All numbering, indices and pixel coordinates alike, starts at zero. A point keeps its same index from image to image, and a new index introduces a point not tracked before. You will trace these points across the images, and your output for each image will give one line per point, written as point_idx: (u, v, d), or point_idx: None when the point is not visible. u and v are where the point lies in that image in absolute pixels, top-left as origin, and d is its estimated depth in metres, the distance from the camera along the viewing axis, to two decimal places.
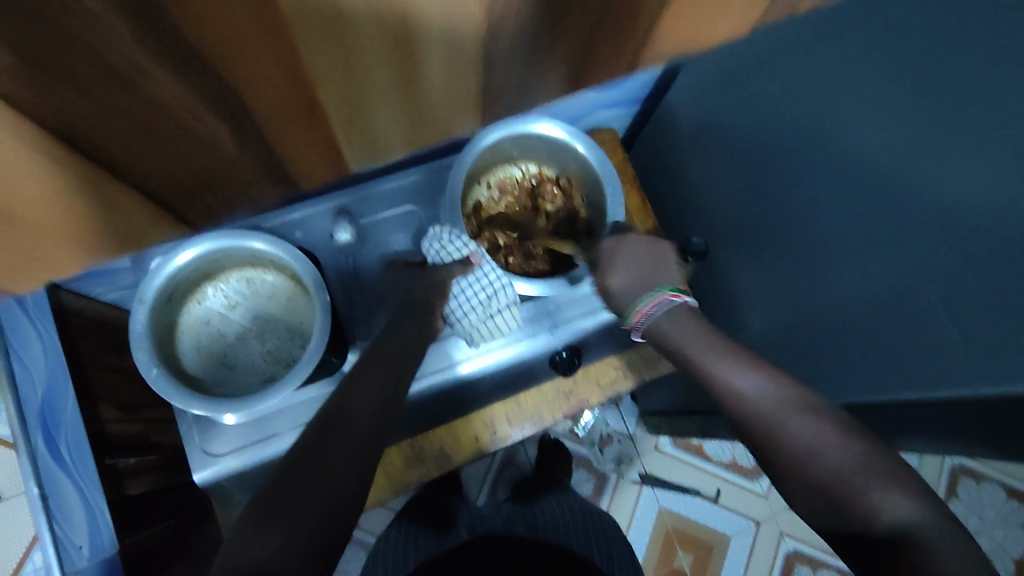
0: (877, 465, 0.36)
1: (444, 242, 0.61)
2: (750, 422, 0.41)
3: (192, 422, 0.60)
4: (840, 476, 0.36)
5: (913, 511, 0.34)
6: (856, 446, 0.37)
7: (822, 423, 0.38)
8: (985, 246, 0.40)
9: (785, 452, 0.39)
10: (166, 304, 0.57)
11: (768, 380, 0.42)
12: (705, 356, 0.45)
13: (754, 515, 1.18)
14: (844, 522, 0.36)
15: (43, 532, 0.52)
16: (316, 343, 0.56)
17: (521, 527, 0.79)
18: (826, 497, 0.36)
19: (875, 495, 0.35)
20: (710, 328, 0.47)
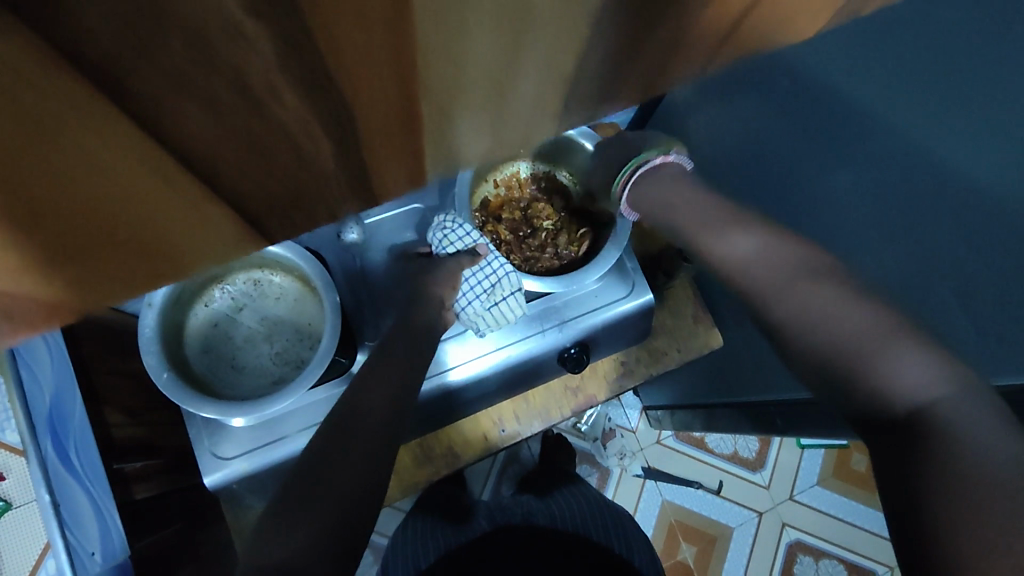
0: (893, 335, 0.36)
1: (447, 230, 0.61)
2: (757, 289, 0.47)
3: (202, 426, 0.60)
4: (847, 340, 0.38)
5: (927, 373, 0.34)
6: (879, 315, 0.38)
7: (827, 288, 0.41)
8: (998, 241, 0.40)
9: (786, 316, 0.43)
10: (174, 307, 0.55)
11: (765, 245, 0.49)
12: (693, 216, 0.56)
13: (756, 506, 1.19)
14: (851, 397, 0.37)
15: (57, 540, 0.50)
16: (327, 344, 0.56)
17: (539, 518, 0.79)
18: (831, 364, 0.38)
19: (882, 357, 0.36)
20: (698, 190, 0.58)
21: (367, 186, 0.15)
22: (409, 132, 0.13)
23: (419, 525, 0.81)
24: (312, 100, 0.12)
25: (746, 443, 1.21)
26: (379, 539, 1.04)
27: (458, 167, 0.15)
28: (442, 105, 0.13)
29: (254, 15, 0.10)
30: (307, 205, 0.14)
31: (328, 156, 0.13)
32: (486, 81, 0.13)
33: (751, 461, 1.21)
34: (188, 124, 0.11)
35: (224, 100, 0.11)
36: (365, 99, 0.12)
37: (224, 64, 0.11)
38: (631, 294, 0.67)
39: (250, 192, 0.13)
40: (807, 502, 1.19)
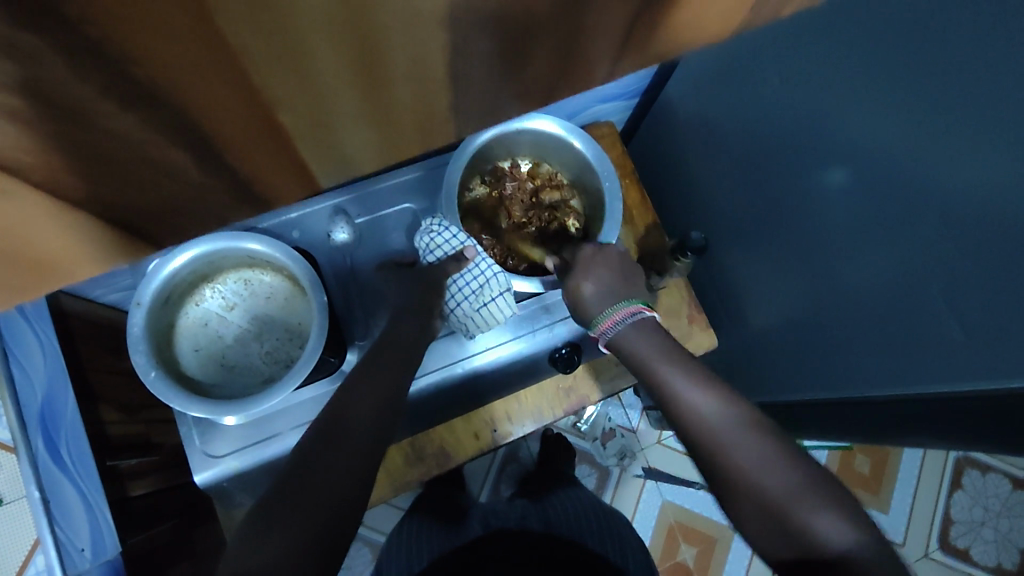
0: (815, 493, 0.37)
1: (434, 234, 0.60)
2: (692, 438, 0.42)
3: (193, 424, 0.60)
4: (783, 504, 0.37)
5: (857, 540, 0.35)
6: (800, 476, 0.38)
7: (760, 445, 0.39)
8: (992, 245, 0.39)
9: (721, 480, 0.40)
10: (163, 306, 0.57)
11: (716, 400, 0.43)
12: (661, 366, 0.46)
13: None
14: (785, 539, 0.37)
15: (46, 538, 0.50)
16: (314, 344, 0.56)
17: (532, 521, 0.79)
18: (774, 517, 0.38)
19: (814, 519, 0.36)
20: (666, 337, 0.48)
21: (247, 180, 0.16)
22: (271, 135, 0.14)
23: (414, 524, 0.83)
24: (151, 118, 0.13)
25: None
26: (375, 535, 1.04)
27: (349, 161, 0.16)
28: (300, 104, 0.14)
29: (37, 35, 0.11)
30: (182, 208, 0.16)
31: (187, 162, 0.14)
32: (314, 94, 0.14)
33: None
34: (16, 142, 0.12)
35: (49, 116, 0.12)
36: (208, 106, 0.13)
37: (32, 80, 0.11)
38: None
39: (113, 201, 0.15)
40: None
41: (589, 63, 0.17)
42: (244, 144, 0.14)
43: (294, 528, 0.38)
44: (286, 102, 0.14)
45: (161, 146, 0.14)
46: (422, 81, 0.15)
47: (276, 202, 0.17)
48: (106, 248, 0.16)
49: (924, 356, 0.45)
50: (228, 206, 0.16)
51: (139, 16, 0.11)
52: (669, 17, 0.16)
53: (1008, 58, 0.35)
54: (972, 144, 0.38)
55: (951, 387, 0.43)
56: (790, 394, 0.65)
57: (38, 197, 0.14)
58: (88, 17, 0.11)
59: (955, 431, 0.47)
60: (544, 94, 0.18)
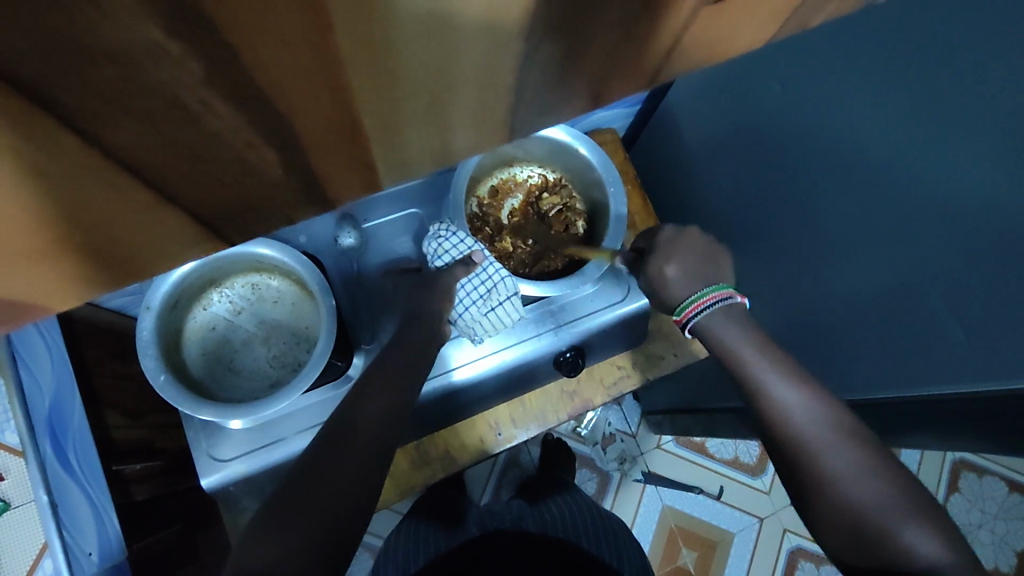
0: (907, 506, 0.38)
1: (442, 239, 0.60)
2: (786, 436, 0.43)
3: (200, 428, 0.60)
4: (868, 513, 0.38)
5: (947, 554, 0.36)
6: (889, 486, 0.39)
7: (858, 454, 0.40)
8: (993, 250, 0.39)
9: (809, 483, 0.41)
10: (173, 310, 0.57)
11: (814, 401, 0.43)
12: (755, 361, 0.46)
13: (757, 512, 1.19)
14: (867, 549, 0.38)
15: (53, 540, 0.51)
16: (322, 348, 0.57)
17: (529, 523, 0.80)
18: (855, 525, 0.39)
19: (902, 531, 0.37)
20: (757, 332, 0.48)
21: (317, 178, 0.16)
22: (348, 132, 0.15)
23: (413, 525, 0.81)
24: (242, 113, 0.14)
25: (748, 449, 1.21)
26: (373, 540, 1.04)
27: (409, 162, 0.17)
28: (377, 103, 0.15)
29: (163, 31, 0.11)
30: (253, 203, 0.16)
31: (270, 159, 0.15)
32: (393, 96, 0.15)
33: (751, 466, 1.21)
34: (122, 137, 0.13)
35: (152, 110, 0.13)
36: (296, 102, 0.14)
37: (146, 77, 0.12)
38: (628, 298, 0.67)
39: (193, 197, 0.15)
40: None
41: (616, 70, 0.17)
42: (318, 139, 0.15)
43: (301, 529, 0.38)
44: (369, 99, 0.14)
45: (245, 142, 0.14)
46: (489, 87, 0.15)
47: (331, 204, 0.18)
48: (171, 245, 0.16)
49: (925, 359, 0.46)
50: (284, 205, 0.17)
51: (259, 19, 0.12)
52: (692, 28, 0.17)
53: (1007, 68, 0.36)
54: (970, 150, 0.39)
55: (951, 390, 0.44)
56: None
57: (129, 193, 0.14)
58: (213, 13, 0.11)
59: (956, 432, 0.48)
60: (577, 98, 0.18)
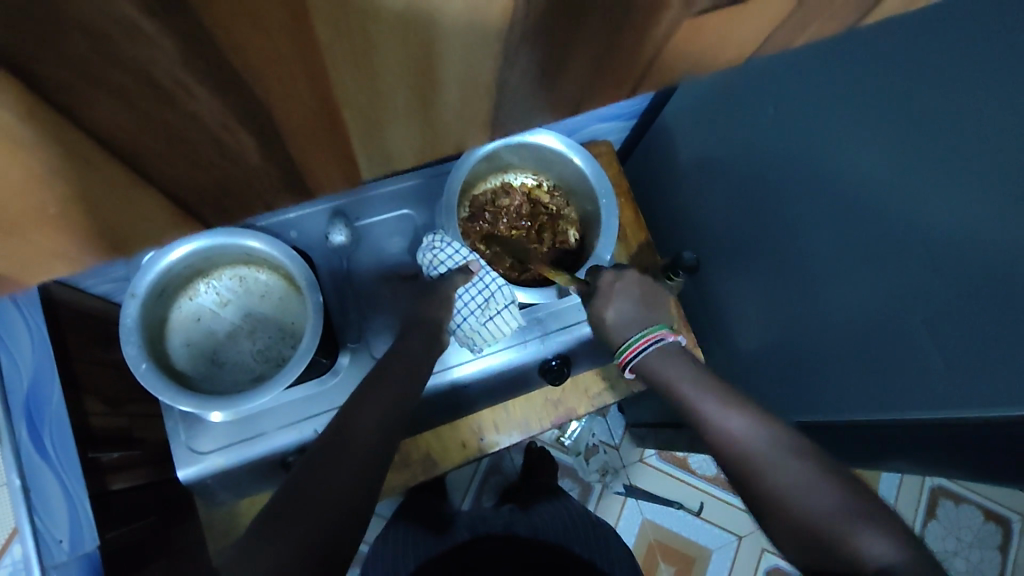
0: (858, 511, 0.36)
1: (438, 250, 0.60)
2: (737, 461, 0.42)
3: (180, 419, 0.60)
4: (819, 520, 0.37)
5: (901, 553, 0.33)
6: (840, 493, 0.38)
7: (806, 465, 0.39)
8: (977, 280, 0.40)
9: (766, 502, 0.39)
10: (159, 299, 0.57)
11: (760, 424, 0.43)
12: (698, 394, 0.46)
13: (736, 529, 1.19)
14: (828, 561, 0.36)
15: (24, 525, 0.49)
16: (307, 344, 0.56)
17: (518, 529, 0.79)
18: (812, 541, 0.37)
19: (854, 536, 0.35)
20: (701, 369, 0.48)
21: (296, 159, 0.21)
22: (325, 123, 0.19)
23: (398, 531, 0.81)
24: (223, 100, 0.17)
25: None
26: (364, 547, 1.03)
27: (386, 149, 0.22)
28: (354, 102, 0.19)
29: (149, 17, 0.14)
30: (226, 177, 0.21)
31: (248, 142, 0.19)
32: (371, 94, 0.19)
33: (732, 483, 1.21)
34: (108, 112, 0.16)
35: (139, 89, 0.16)
36: (271, 94, 0.18)
37: (135, 62, 0.15)
38: None
39: (172, 165, 0.19)
40: None
41: None
42: (299, 126, 0.19)
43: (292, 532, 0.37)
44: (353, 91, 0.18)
45: (225, 126, 0.18)
46: (452, 92, 0.20)
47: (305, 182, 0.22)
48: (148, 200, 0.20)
49: (905, 384, 0.46)
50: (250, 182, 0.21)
51: (247, 22, 0.15)
52: None
53: (999, 102, 0.37)
54: (958, 180, 0.40)
55: (928, 416, 0.44)
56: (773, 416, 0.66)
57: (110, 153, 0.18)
58: (203, 18, 0.15)
59: (932, 458, 0.48)
60: None
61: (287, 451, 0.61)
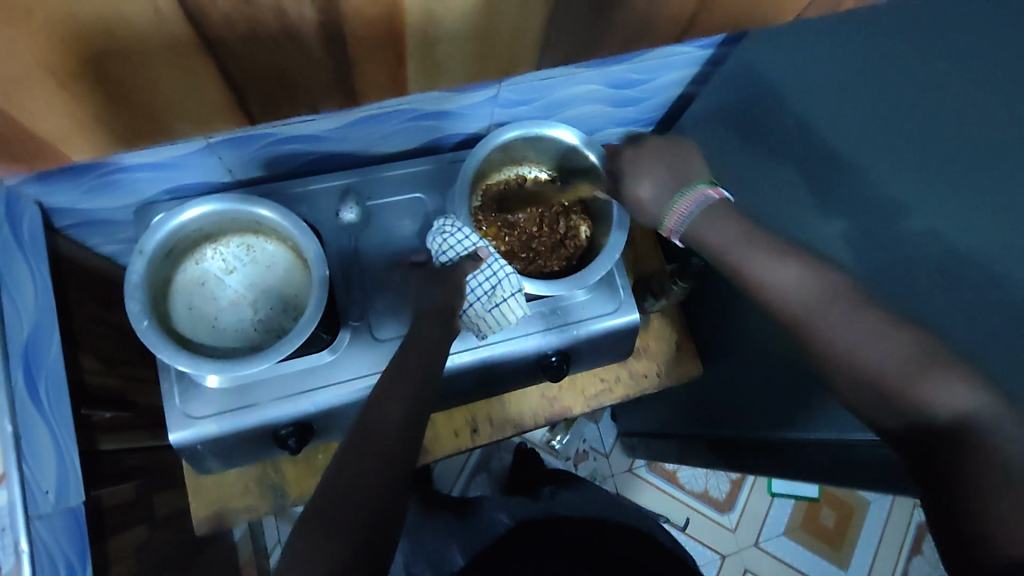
0: (936, 366, 0.37)
1: (448, 234, 0.59)
2: (790, 311, 0.44)
3: (175, 382, 0.59)
4: (888, 375, 0.39)
5: (975, 399, 0.36)
6: (908, 344, 0.39)
7: (869, 319, 0.40)
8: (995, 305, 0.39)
9: (828, 350, 0.42)
10: (165, 259, 0.58)
11: (810, 273, 0.44)
12: (743, 253, 0.46)
13: (720, 548, 1.18)
14: (894, 415, 0.39)
15: (13, 473, 0.47)
16: (309, 316, 0.56)
17: (561, 510, 0.75)
18: (884, 393, 0.39)
19: (929, 386, 0.37)
20: (746, 225, 0.48)
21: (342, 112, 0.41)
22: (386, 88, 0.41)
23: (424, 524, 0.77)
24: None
25: (718, 483, 1.21)
26: None
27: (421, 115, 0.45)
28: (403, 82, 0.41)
29: None
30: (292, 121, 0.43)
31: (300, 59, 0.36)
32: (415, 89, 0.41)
33: (720, 501, 1.20)
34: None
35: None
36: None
37: None
38: (621, 309, 0.68)
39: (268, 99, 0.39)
40: (772, 550, 1.18)
41: None
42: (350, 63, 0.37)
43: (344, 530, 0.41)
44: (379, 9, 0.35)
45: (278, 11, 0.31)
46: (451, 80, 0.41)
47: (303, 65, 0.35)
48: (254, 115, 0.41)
49: None
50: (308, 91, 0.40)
51: None
52: None
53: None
54: (980, 194, 0.40)
55: None
56: (766, 429, 0.66)
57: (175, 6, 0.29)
58: None
59: None
60: None
61: (280, 424, 0.61)
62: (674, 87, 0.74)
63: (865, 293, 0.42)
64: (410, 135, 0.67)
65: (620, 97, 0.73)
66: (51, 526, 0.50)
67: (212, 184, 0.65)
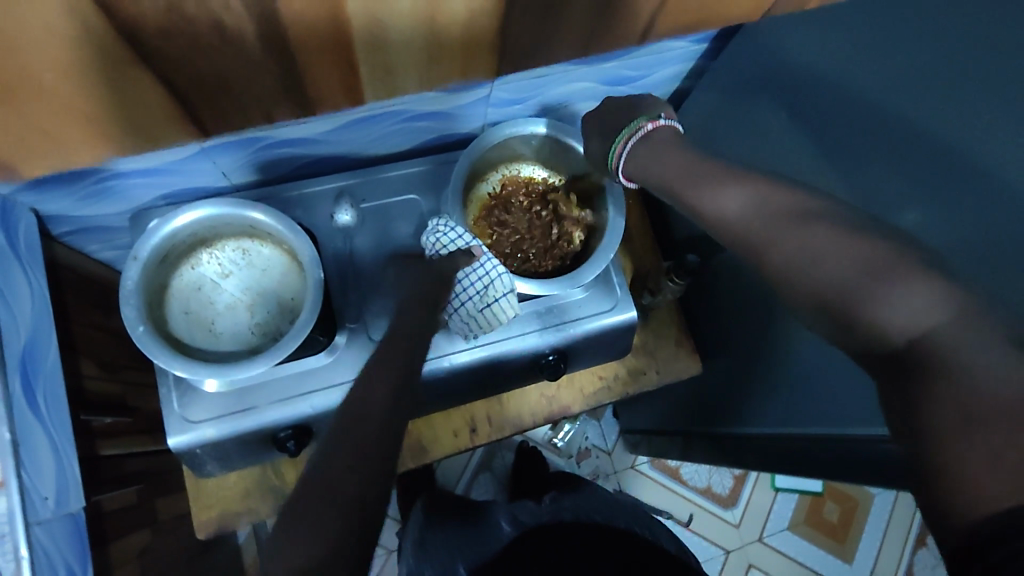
0: (894, 266, 0.33)
1: (441, 234, 0.59)
2: (736, 237, 0.41)
3: (173, 387, 0.60)
4: (840, 285, 0.34)
5: (938, 306, 0.31)
6: (862, 246, 0.35)
7: (821, 228, 0.36)
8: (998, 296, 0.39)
9: (777, 269, 0.38)
10: (160, 264, 0.58)
11: (754, 192, 0.40)
12: (689, 184, 0.44)
13: (724, 544, 1.18)
14: (849, 333, 0.34)
15: (11, 480, 0.48)
16: (305, 318, 0.56)
17: (562, 515, 0.75)
18: (831, 307, 0.35)
19: (881, 294, 0.33)
20: (694, 155, 0.46)
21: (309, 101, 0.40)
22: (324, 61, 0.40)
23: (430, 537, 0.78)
24: None
25: (721, 479, 1.20)
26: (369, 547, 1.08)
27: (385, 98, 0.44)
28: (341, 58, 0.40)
29: None
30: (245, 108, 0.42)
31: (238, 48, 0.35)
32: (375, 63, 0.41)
33: (723, 497, 1.20)
34: None
35: None
36: None
37: None
38: (618, 307, 0.68)
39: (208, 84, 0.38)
40: (776, 545, 1.18)
41: None
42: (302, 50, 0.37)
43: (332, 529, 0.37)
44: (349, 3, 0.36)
45: None
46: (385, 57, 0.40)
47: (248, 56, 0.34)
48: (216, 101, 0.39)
49: None
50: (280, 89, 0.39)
51: None
52: None
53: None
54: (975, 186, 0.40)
55: None
56: (764, 424, 0.65)
57: None
58: None
59: None
60: None
61: (279, 427, 0.61)
62: (669, 82, 0.74)
63: (815, 207, 0.38)
64: (405, 137, 0.67)
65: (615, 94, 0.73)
66: (50, 531, 0.51)
67: (207, 188, 0.65)
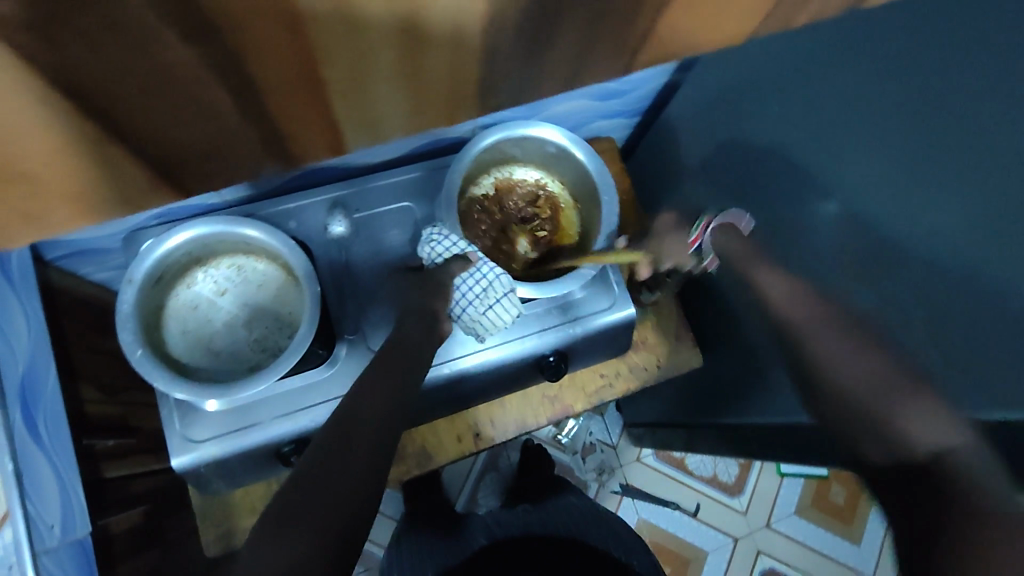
0: (910, 396, 0.43)
1: (435, 242, 0.59)
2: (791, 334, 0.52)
3: (174, 407, 0.59)
4: (857, 393, 0.45)
5: (953, 439, 0.40)
6: (877, 363, 0.45)
7: (850, 341, 0.47)
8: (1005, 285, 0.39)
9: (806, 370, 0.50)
10: (155, 286, 0.58)
11: (789, 293, 0.54)
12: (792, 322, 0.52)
13: (733, 531, 1.18)
14: (873, 436, 0.44)
15: (16, 510, 0.47)
16: (304, 332, 0.56)
17: (535, 529, 0.76)
18: (849, 413, 0.46)
19: (895, 417, 0.42)
20: (801, 293, 0.53)
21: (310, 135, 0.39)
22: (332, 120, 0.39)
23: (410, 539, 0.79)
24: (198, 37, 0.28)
25: (727, 467, 1.21)
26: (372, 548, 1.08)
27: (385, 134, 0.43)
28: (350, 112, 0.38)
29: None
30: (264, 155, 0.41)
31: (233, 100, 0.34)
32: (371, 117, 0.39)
33: (730, 485, 1.20)
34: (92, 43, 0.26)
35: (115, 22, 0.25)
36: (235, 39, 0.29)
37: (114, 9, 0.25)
38: (617, 305, 0.68)
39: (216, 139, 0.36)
40: (785, 531, 1.18)
41: None
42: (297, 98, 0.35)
43: (315, 523, 0.39)
44: None
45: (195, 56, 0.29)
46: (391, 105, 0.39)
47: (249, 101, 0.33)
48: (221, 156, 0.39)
49: None
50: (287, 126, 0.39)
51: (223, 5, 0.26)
52: None
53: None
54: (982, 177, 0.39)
55: None
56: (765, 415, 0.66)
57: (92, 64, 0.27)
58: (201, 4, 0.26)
59: None
60: None
61: (283, 442, 0.61)
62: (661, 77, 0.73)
63: (867, 337, 0.47)
64: (397, 145, 0.66)
65: (605, 91, 0.72)
66: (57, 560, 0.50)
67: (198, 206, 0.64)
